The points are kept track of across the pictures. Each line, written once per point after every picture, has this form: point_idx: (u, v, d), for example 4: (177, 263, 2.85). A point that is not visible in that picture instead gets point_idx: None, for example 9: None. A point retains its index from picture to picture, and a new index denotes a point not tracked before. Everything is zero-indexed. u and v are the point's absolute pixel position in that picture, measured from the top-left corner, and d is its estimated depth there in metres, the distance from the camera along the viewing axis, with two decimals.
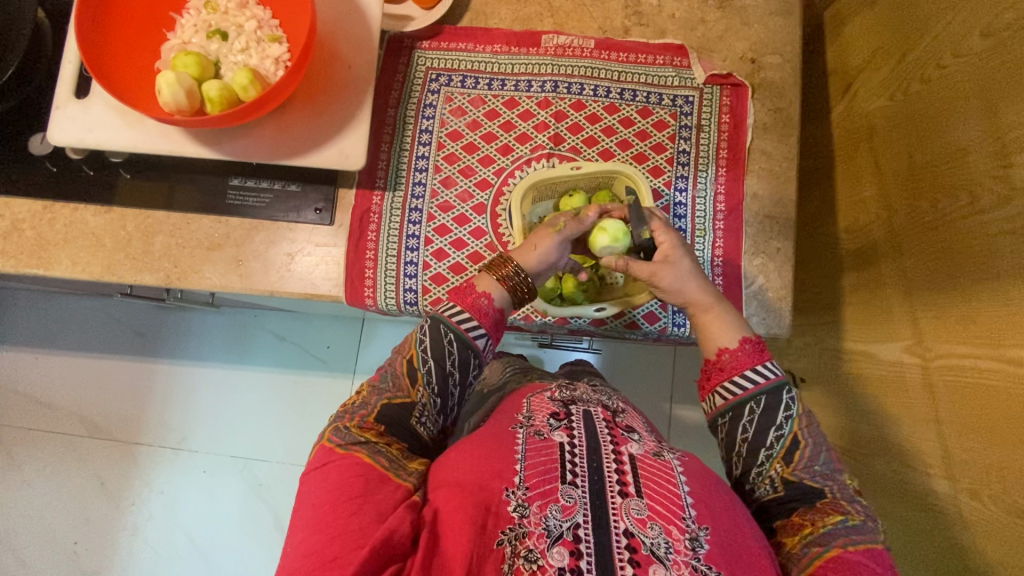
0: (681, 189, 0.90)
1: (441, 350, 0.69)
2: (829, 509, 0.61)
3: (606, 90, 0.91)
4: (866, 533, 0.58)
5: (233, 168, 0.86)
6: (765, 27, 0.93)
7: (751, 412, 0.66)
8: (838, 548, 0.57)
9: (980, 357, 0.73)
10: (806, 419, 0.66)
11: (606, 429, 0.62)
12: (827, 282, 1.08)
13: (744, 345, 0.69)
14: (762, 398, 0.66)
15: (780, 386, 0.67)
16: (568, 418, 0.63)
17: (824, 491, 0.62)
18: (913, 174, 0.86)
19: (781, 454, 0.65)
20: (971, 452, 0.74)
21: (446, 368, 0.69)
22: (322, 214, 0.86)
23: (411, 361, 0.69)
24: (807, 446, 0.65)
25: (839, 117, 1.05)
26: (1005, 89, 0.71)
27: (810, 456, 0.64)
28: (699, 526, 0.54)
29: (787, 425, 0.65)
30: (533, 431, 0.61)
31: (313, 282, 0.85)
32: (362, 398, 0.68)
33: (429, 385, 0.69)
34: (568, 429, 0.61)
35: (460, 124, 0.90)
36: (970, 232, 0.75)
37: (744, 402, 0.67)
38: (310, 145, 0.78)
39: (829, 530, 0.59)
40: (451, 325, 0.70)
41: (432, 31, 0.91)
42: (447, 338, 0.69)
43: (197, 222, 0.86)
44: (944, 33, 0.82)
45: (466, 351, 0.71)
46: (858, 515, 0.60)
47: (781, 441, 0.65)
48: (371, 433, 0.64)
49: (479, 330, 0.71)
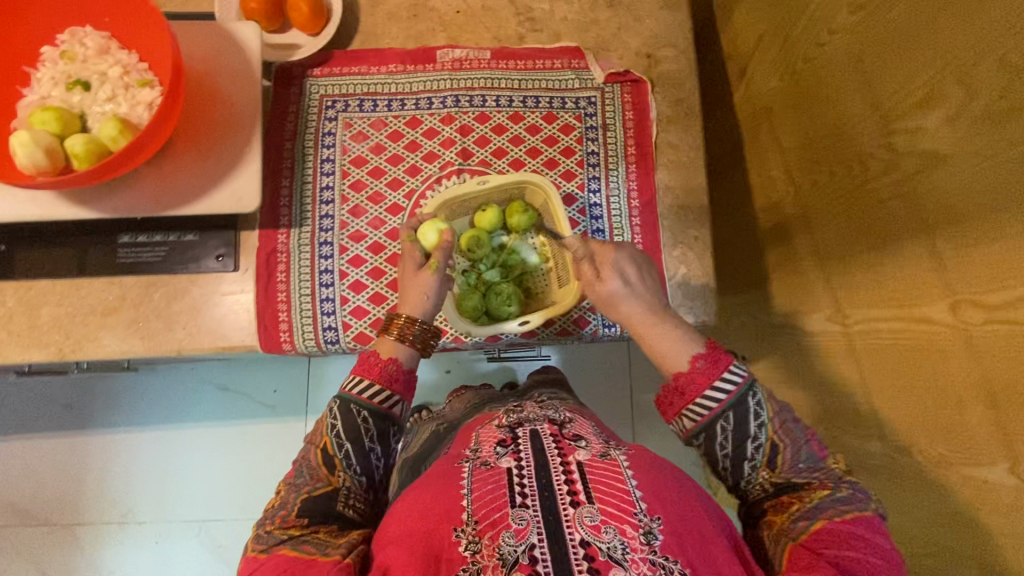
0: (595, 190, 0.90)
1: (357, 431, 0.62)
2: (820, 490, 0.56)
3: (509, 100, 0.90)
4: (852, 502, 0.54)
5: (121, 224, 0.80)
6: (656, 21, 0.94)
7: (724, 431, 0.59)
8: (825, 520, 0.53)
9: (892, 318, 0.75)
10: (780, 419, 0.59)
11: (552, 442, 0.55)
12: (751, 260, 1.10)
13: (697, 361, 0.61)
14: (730, 413, 0.58)
15: (743, 395, 0.59)
16: (515, 442, 0.56)
17: (812, 482, 0.57)
18: (811, 149, 0.90)
19: (764, 461, 0.59)
20: (898, 410, 0.76)
21: (366, 446, 0.62)
22: (224, 261, 0.81)
23: (325, 450, 0.62)
24: (786, 447, 0.59)
25: (740, 101, 1.08)
26: (877, 63, 0.75)
27: (792, 455, 0.59)
28: (651, 518, 0.48)
29: (761, 434, 0.58)
30: (478, 462, 0.54)
31: (223, 333, 0.80)
32: (279, 500, 0.59)
33: (350, 468, 0.61)
34: (515, 452, 0.54)
35: (363, 149, 0.87)
36: (866, 199, 0.79)
37: (713, 422, 0.59)
38: (196, 191, 0.73)
39: (817, 505, 0.54)
40: (362, 401, 0.63)
41: (321, 58, 0.88)
42: (359, 416, 0.63)
43: (87, 287, 0.79)
44: (818, 10, 0.85)
45: (385, 423, 0.64)
46: (848, 490, 0.56)
47: (761, 451, 0.59)
48: (296, 528, 0.56)
49: (394, 398, 0.65)
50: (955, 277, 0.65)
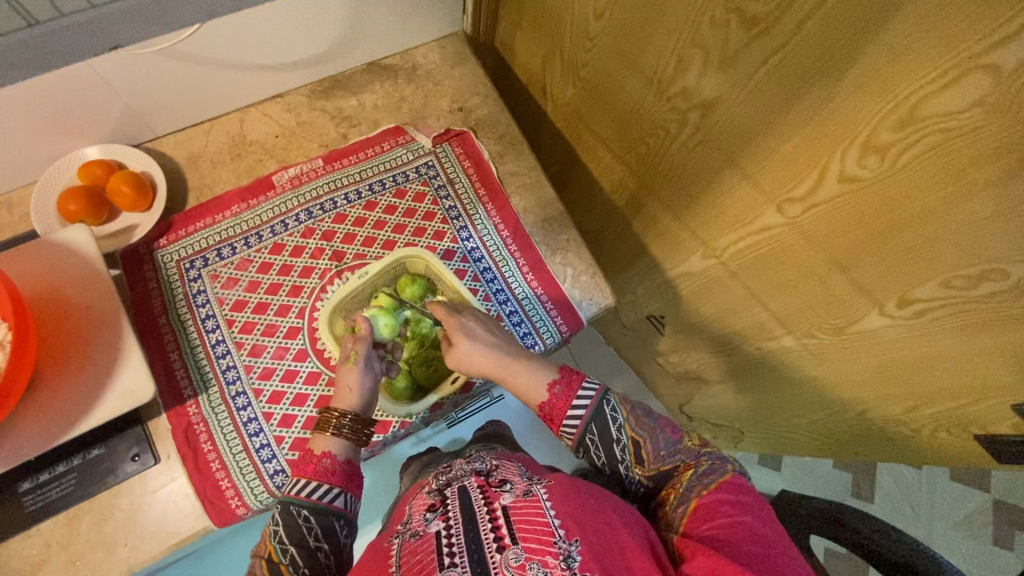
0: (467, 237, 0.97)
1: (299, 531, 0.61)
2: (684, 470, 0.65)
3: (357, 193, 0.96)
4: (714, 473, 0.62)
5: (14, 474, 0.74)
6: (454, 79, 1.05)
7: (593, 441, 0.68)
8: (696, 499, 0.60)
9: (745, 236, 0.88)
10: (634, 417, 0.70)
11: (479, 495, 0.59)
12: (624, 236, 1.23)
13: (553, 388, 0.72)
14: (593, 425, 0.69)
15: (600, 406, 0.70)
16: (443, 504, 0.60)
17: (676, 464, 0.66)
18: (623, 131, 1.03)
19: (633, 458, 0.68)
20: (787, 305, 0.89)
21: (310, 546, 0.61)
22: (142, 458, 0.78)
23: (271, 559, 0.60)
24: (646, 440, 0.68)
25: (553, 113, 1.22)
26: (634, 49, 0.89)
27: (654, 446, 0.67)
28: (570, 542, 0.51)
29: (622, 436, 0.68)
30: (410, 535, 0.57)
31: (171, 529, 0.76)
32: None
33: (297, 571, 0.59)
34: (444, 515, 0.57)
35: (239, 292, 0.88)
36: (680, 154, 0.92)
37: (584, 436, 0.69)
38: (84, 406, 0.71)
39: (688, 487, 0.62)
40: (301, 500, 0.64)
41: (163, 227, 0.89)
42: (301, 516, 0.63)
43: (4, 553, 0.73)
44: (574, 25, 0.99)
45: (329, 517, 0.64)
46: (707, 462, 0.65)
47: (626, 450, 0.68)
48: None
49: (333, 491, 0.66)
50: (770, 186, 0.79)
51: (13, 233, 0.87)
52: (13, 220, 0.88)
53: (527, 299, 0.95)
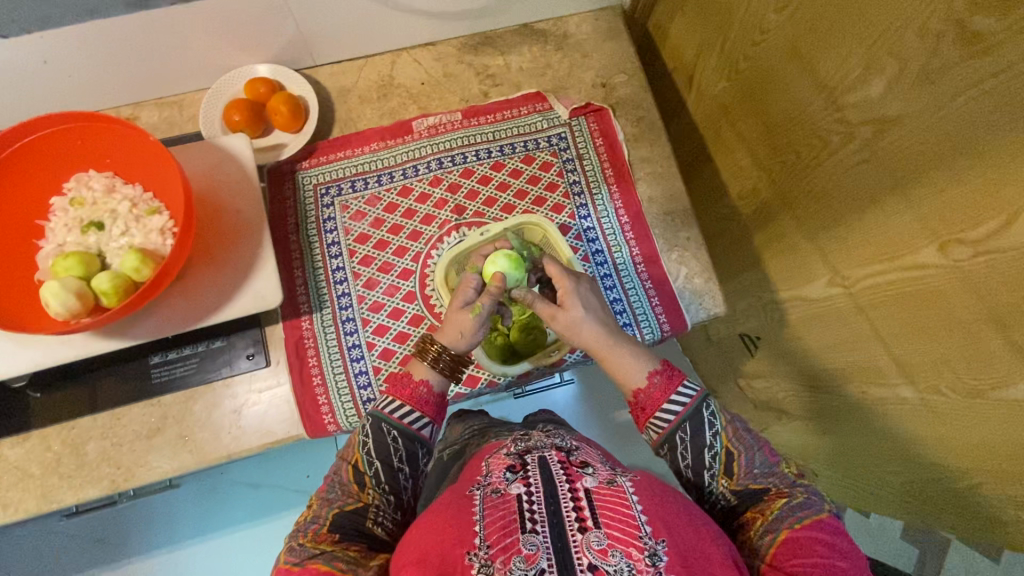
0: (586, 216, 0.95)
1: (387, 449, 0.65)
2: (776, 496, 0.59)
3: (488, 151, 0.96)
4: (810, 508, 0.56)
5: (150, 346, 0.82)
6: (603, 53, 1.03)
7: (683, 440, 0.65)
8: (786, 530, 0.55)
9: (888, 271, 0.80)
10: (732, 427, 0.65)
11: (561, 470, 0.57)
12: (740, 246, 1.16)
13: (653, 378, 0.69)
14: (687, 424, 0.65)
15: (698, 407, 0.66)
16: (524, 468, 0.58)
17: (768, 487, 0.61)
18: (772, 135, 0.97)
19: (721, 469, 0.63)
20: (916, 355, 0.80)
21: (394, 466, 0.65)
22: (255, 359, 0.84)
23: (356, 466, 0.64)
24: (740, 455, 0.63)
25: (694, 105, 1.17)
26: (812, 50, 0.82)
27: (747, 463, 0.63)
28: (657, 540, 0.50)
29: (716, 443, 0.64)
30: (489, 491, 0.56)
31: (267, 429, 0.82)
32: (312, 513, 0.61)
33: (379, 486, 0.63)
34: (525, 479, 0.56)
35: (364, 226, 0.92)
36: (835, 170, 0.85)
37: (673, 433, 0.65)
38: (220, 301, 0.77)
39: (778, 514, 0.57)
40: (393, 422, 0.67)
41: (307, 151, 0.94)
42: (390, 436, 0.66)
43: (127, 414, 0.81)
44: (747, 16, 0.93)
45: (414, 444, 0.67)
46: (803, 494, 0.59)
47: (717, 459, 0.63)
48: (326, 543, 0.57)
49: (423, 420, 0.69)
50: (934, 220, 0.70)
51: (180, 131, 0.95)
52: (183, 120, 0.96)
53: (635, 290, 0.92)
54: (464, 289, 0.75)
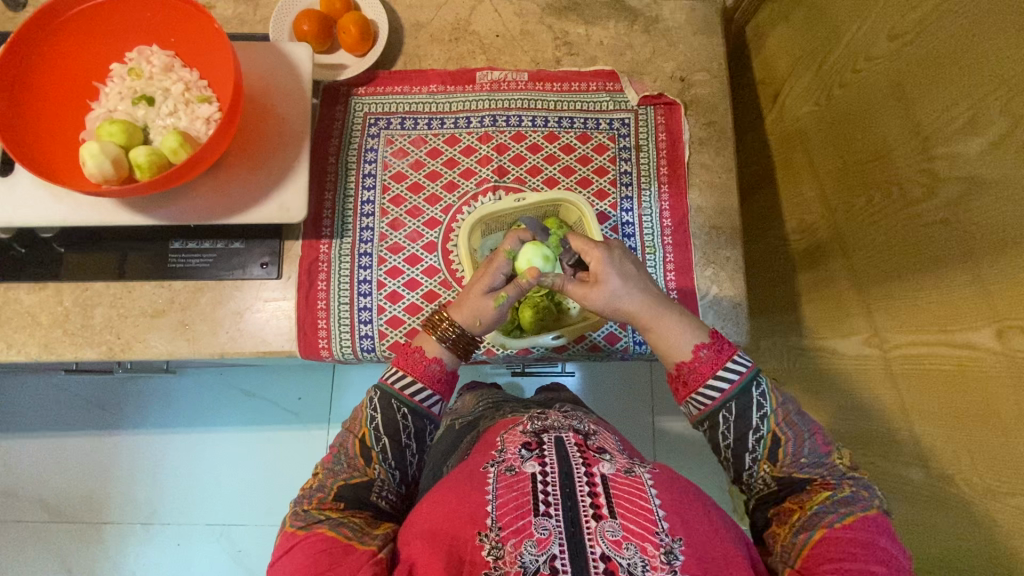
0: (627, 209, 0.91)
1: (396, 426, 0.64)
2: (820, 488, 0.58)
3: (545, 120, 0.93)
4: (857, 503, 0.55)
5: (174, 232, 0.84)
6: (690, 46, 0.97)
7: (727, 420, 0.61)
8: (825, 528, 0.54)
9: (933, 343, 0.74)
10: (783, 411, 0.61)
11: (577, 453, 0.55)
12: (783, 282, 1.10)
13: (699, 351, 0.64)
14: (733, 404, 0.61)
15: (747, 385, 0.62)
16: (540, 447, 0.56)
17: (813, 476, 0.59)
18: (847, 173, 0.90)
19: (765, 455, 0.60)
20: (939, 438, 0.74)
21: (402, 442, 0.64)
22: (268, 269, 0.84)
23: (363, 441, 0.63)
24: (788, 441, 0.60)
25: (772, 125, 1.10)
26: (918, 88, 0.75)
27: (795, 449, 0.60)
28: (673, 538, 0.48)
29: (763, 426, 0.60)
30: (503, 467, 0.54)
31: (264, 338, 0.83)
32: (318, 481, 0.61)
33: (386, 462, 0.63)
34: (540, 458, 0.54)
35: (403, 165, 0.90)
36: (906, 225, 0.78)
37: (717, 411, 0.62)
38: (249, 201, 0.77)
39: (817, 510, 0.55)
40: (403, 398, 0.65)
41: (367, 78, 0.92)
42: (400, 413, 0.65)
43: (139, 288, 0.83)
44: (857, 38, 0.86)
45: (423, 421, 0.66)
46: (850, 488, 0.57)
47: (762, 443, 0.60)
48: (332, 510, 0.58)
49: (434, 398, 0.67)
50: (1000, 298, 0.64)
51: (249, 30, 0.95)
52: (254, 19, 0.95)
53: None
54: (490, 273, 0.69)
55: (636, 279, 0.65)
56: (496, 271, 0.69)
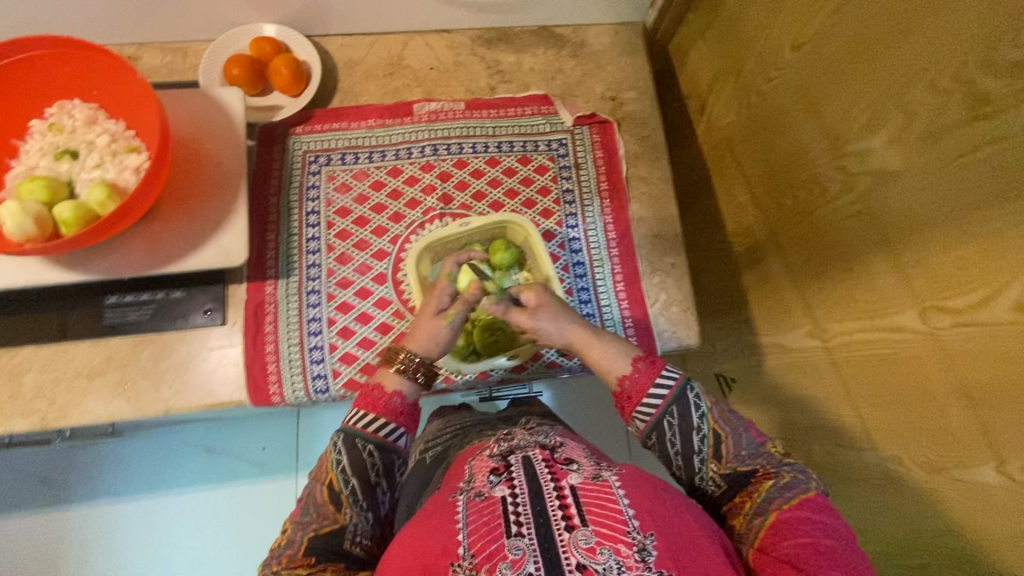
0: (573, 225, 0.93)
1: (363, 465, 0.62)
2: (764, 479, 0.58)
3: (485, 146, 0.95)
4: (798, 486, 0.56)
5: (107, 286, 0.80)
6: (617, 67, 1.01)
7: (671, 426, 0.61)
8: (776, 513, 0.54)
9: (867, 329, 0.78)
10: (718, 409, 0.63)
11: (545, 469, 0.54)
12: (729, 283, 1.14)
13: (637, 363, 0.66)
14: (674, 409, 0.62)
15: (682, 391, 0.63)
16: (508, 469, 0.55)
17: (756, 468, 0.60)
18: (773, 175, 0.95)
19: (711, 453, 0.61)
20: (885, 421, 0.77)
21: (371, 481, 0.62)
22: (212, 316, 0.82)
23: (331, 486, 0.61)
24: (728, 436, 0.61)
25: (703, 136, 1.15)
26: (824, 93, 0.81)
27: (735, 444, 0.61)
28: (645, 535, 0.47)
29: (704, 425, 0.61)
30: (473, 494, 0.53)
31: (212, 389, 0.80)
32: (286, 538, 0.59)
33: (357, 504, 0.60)
34: (509, 480, 0.53)
35: (346, 200, 0.90)
36: (829, 219, 0.83)
37: (662, 418, 0.62)
38: (184, 248, 0.75)
39: (766, 498, 0.56)
40: (367, 436, 0.63)
41: (303, 117, 0.92)
42: (366, 451, 0.62)
43: (73, 349, 0.79)
44: (765, 51, 0.92)
45: (391, 456, 0.64)
46: (790, 473, 0.58)
47: (706, 442, 0.61)
48: (303, 568, 0.56)
49: (399, 432, 0.65)
50: (919, 282, 0.68)
51: (179, 78, 0.94)
52: (184, 67, 0.95)
53: (609, 307, 0.90)
54: (437, 296, 0.74)
55: (572, 311, 0.73)
56: (442, 297, 0.73)
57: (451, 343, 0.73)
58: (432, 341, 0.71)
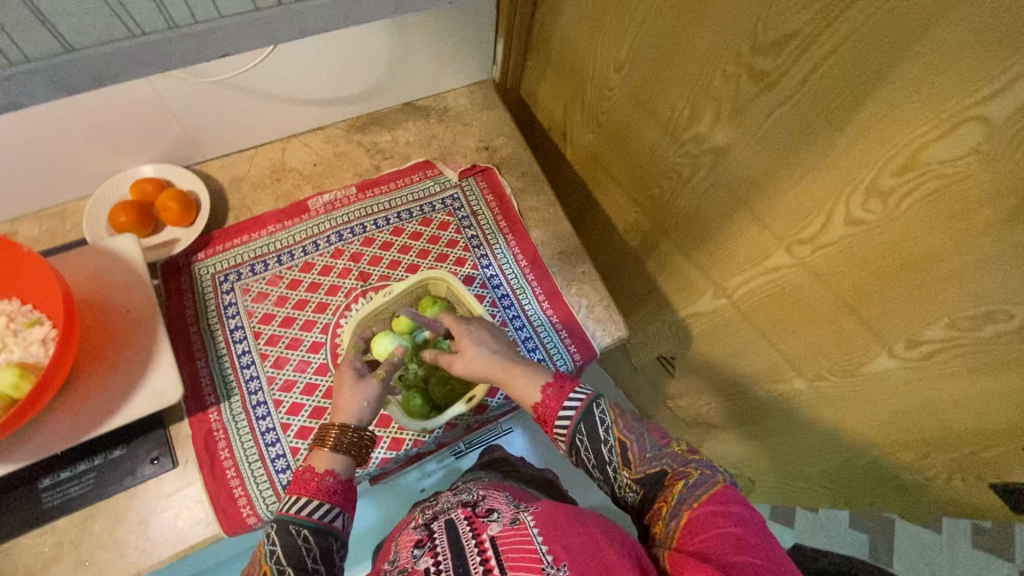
0: (487, 265, 1.01)
1: (298, 550, 0.61)
2: (673, 480, 0.63)
3: (386, 219, 1.01)
4: (704, 481, 0.61)
5: (37, 469, 0.76)
6: (482, 120, 1.13)
7: (583, 442, 0.69)
8: (687, 509, 0.59)
9: (754, 277, 0.91)
10: (623, 421, 0.70)
11: (466, 529, 0.61)
12: (638, 275, 1.26)
13: (546, 390, 0.74)
14: (582, 426, 0.70)
15: (590, 408, 0.71)
16: (432, 539, 0.62)
17: (664, 469, 0.65)
18: (639, 174, 1.09)
19: (620, 461, 0.67)
20: (800, 346, 0.90)
21: (308, 568, 0.61)
22: (161, 462, 0.79)
23: None
24: (632, 443, 0.67)
25: (573, 157, 1.30)
26: (650, 100, 0.96)
27: (640, 449, 0.67)
28: (558, 566, 0.52)
29: (610, 437, 0.68)
30: (399, 570, 0.60)
31: (181, 536, 0.77)
32: None
33: None
34: (432, 550, 0.60)
35: (268, 306, 0.92)
36: (693, 197, 0.97)
37: (574, 436, 0.70)
38: (114, 404, 0.74)
39: (675, 495, 0.61)
40: (302, 519, 0.63)
41: (203, 242, 0.94)
42: (302, 535, 0.62)
43: (16, 549, 0.73)
44: (595, 77, 1.07)
45: (327, 539, 0.64)
46: (696, 470, 0.63)
47: (614, 451, 0.68)
48: None
49: (334, 511, 0.66)
50: (777, 225, 0.82)
51: (63, 241, 0.92)
52: (64, 229, 0.93)
53: (542, 326, 0.97)
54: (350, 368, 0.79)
55: (492, 341, 0.80)
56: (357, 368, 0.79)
57: (377, 404, 0.77)
58: (361, 407, 0.75)
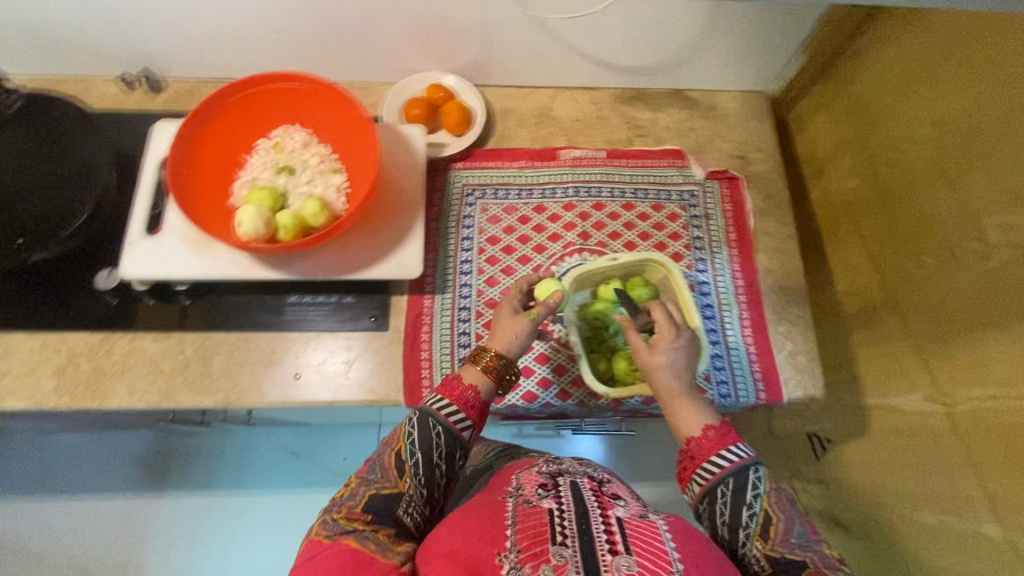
0: (702, 270, 0.99)
1: (430, 443, 0.69)
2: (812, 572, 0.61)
3: (622, 191, 1.03)
4: None
5: (292, 286, 0.91)
6: (746, 130, 1.10)
7: (724, 494, 0.67)
8: None
9: (999, 397, 0.79)
10: (775, 495, 0.67)
11: (593, 496, 0.61)
12: (834, 342, 1.16)
13: (709, 429, 0.70)
14: (731, 479, 0.67)
15: (746, 467, 0.67)
16: (557, 488, 0.62)
17: (806, 560, 0.63)
18: (897, 241, 0.99)
19: (759, 531, 0.65)
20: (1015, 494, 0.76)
21: (434, 462, 0.70)
22: (377, 321, 0.91)
23: (398, 453, 0.70)
24: (779, 521, 0.66)
25: (817, 198, 1.21)
26: (962, 168, 0.86)
27: (785, 530, 0.65)
28: None
29: (756, 504, 0.66)
30: (521, 500, 0.61)
31: (370, 388, 0.88)
32: (350, 490, 0.70)
33: (416, 477, 0.69)
34: (557, 497, 0.60)
35: (497, 229, 1.00)
36: (960, 287, 0.86)
37: (716, 485, 0.67)
38: (368, 260, 0.85)
39: None
40: (439, 418, 0.70)
41: (465, 154, 1.04)
42: (435, 432, 0.70)
43: (257, 339, 0.89)
44: (896, 125, 0.98)
45: (455, 444, 0.71)
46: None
47: (756, 519, 0.66)
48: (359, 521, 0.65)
49: (466, 422, 0.71)
50: None
51: None
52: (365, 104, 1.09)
53: (737, 350, 0.94)
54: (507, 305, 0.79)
55: (688, 356, 0.74)
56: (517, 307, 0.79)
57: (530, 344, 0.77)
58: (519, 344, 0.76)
